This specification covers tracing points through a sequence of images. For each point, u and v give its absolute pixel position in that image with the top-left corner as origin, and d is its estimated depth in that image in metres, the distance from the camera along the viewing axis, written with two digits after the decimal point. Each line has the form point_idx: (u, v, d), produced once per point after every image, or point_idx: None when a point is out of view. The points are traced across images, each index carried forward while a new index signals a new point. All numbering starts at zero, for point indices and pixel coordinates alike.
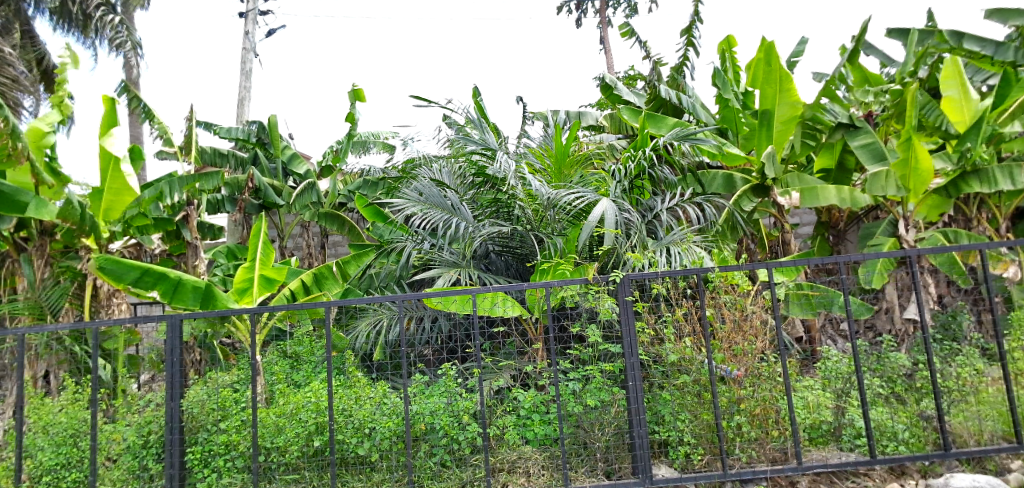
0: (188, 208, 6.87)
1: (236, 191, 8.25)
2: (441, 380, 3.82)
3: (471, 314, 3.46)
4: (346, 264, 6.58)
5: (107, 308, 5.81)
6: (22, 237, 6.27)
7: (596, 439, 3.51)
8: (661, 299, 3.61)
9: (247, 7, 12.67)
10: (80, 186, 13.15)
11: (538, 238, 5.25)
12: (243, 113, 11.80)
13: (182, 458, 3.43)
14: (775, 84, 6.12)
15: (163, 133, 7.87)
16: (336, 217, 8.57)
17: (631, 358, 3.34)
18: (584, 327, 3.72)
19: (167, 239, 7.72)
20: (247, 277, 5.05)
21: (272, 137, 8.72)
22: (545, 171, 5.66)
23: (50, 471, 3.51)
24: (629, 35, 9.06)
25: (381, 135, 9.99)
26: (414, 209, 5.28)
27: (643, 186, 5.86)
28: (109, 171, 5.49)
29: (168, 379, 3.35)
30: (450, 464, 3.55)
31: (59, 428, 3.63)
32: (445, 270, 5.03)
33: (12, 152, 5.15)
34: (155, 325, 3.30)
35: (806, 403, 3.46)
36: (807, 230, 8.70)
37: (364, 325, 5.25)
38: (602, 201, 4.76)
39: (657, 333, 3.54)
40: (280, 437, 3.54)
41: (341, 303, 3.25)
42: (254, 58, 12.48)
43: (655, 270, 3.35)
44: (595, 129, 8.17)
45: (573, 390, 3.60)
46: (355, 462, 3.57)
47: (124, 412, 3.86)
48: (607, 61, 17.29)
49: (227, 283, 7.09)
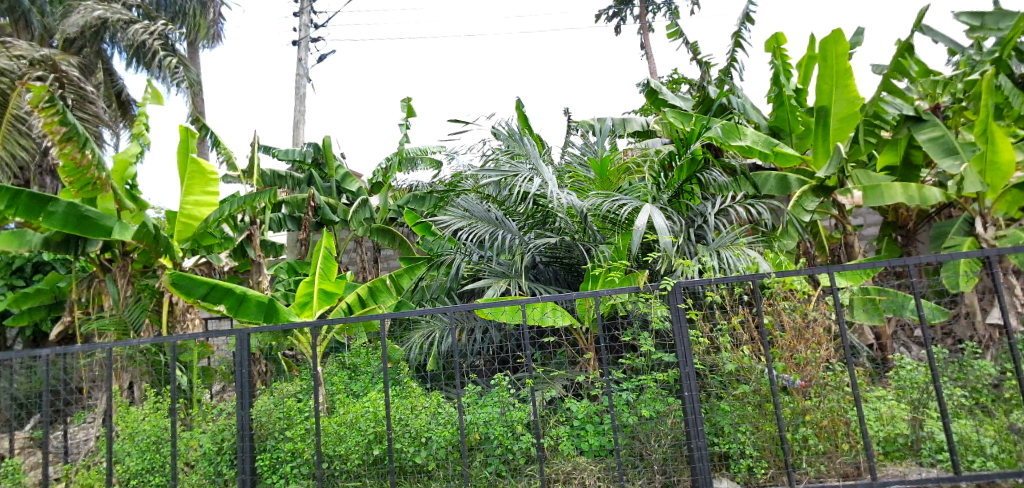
0: (252, 226, 7.11)
1: (296, 210, 8.82)
2: (494, 390, 3.86)
3: (521, 325, 3.52)
4: (399, 277, 6.76)
5: (183, 323, 6.23)
6: (107, 259, 6.60)
7: (654, 450, 3.46)
8: (716, 306, 3.55)
9: (300, 35, 13.33)
10: (155, 211, 13.97)
11: (586, 248, 5.24)
12: (299, 137, 12.37)
13: (253, 464, 3.64)
14: (830, 78, 6.00)
15: (228, 158, 8.37)
16: (388, 232, 8.84)
17: (687, 368, 3.24)
18: (636, 336, 3.68)
19: (234, 257, 8.11)
20: (308, 290, 5.31)
21: (327, 157, 9.14)
22: (591, 184, 5.68)
23: (137, 475, 3.82)
24: (676, 36, 8.95)
25: (428, 151, 10.16)
26: (461, 224, 5.38)
27: (693, 190, 5.71)
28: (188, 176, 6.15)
29: (239, 389, 3.54)
30: (505, 474, 3.61)
31: (144, 435, 3.93)
32: (495, 281, 5.09)
33: (99, 181, 5.74)
34: (226, 339, 3.47)
35: (880, 414, 3.33)
36: (873, 231, 8.32)
37: (417, 336, 5.29)
38: (646, 207, 4.79)
39: (712, 342, 3.52)
40: (342, 445, 3.70)
41: (394, 315, 3.37)
42: (308, 83, 13.09)
43: (707, 277, 3.23)
44: (643, 135, 7.89)
45: (627, 401, 3.57)
46: (414, 470, 3.72)
47: (200, 420, 4.13)
48: (650, 66, 17.07)
49: (288, 298, 7.40)
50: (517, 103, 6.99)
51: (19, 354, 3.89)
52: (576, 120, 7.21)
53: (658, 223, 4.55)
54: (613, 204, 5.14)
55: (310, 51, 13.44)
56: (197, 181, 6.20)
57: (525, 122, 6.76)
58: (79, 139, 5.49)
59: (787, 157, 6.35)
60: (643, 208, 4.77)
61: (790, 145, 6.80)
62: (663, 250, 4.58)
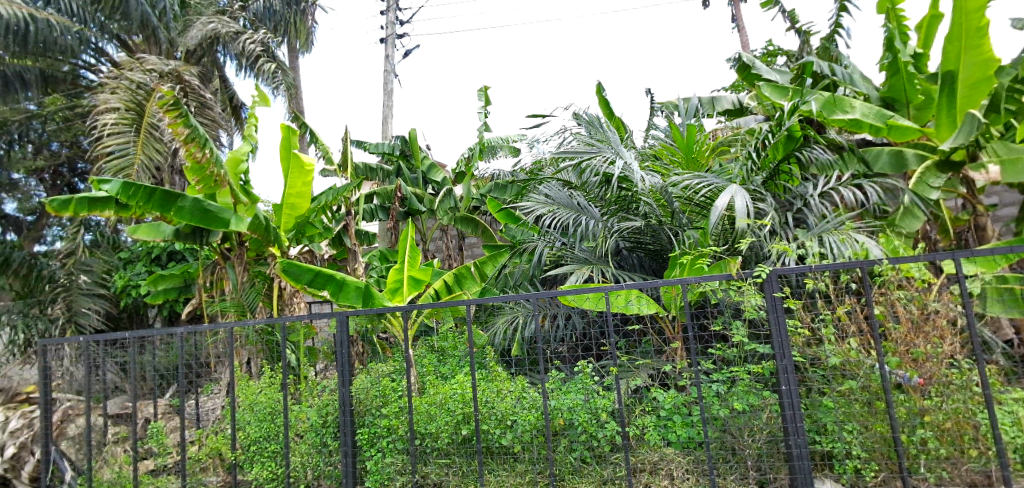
0: (347, 217, 7.54)
1: (387, 201, 9.29)
2: (577, 377, 3.87)
3: (606, 313, 3.51)
4: (482, 265, 6.78)
5: (290, 306, 6.71)
6: (227, 248, 7.28)
7: (747, 446, 3.32)
8: (818, 296, 3.30)
9: (387, 33, 13.86)
10: (265, 204, 15.24)
11: (673, 232, 5.09)
12: (388, 130, 12.93)
13: (353, 438, 3.97)
14: (960, 40, 5.37)
15: (325, 153, 8.93)
16: (471, 220, 9.09)
17: (783, 361, 3.08)
18: (727, 325, 3.53)
19: (333, 245, 8.68)
20: (398, 277, 5.53)
21: (413, 149, 9.49)
22: (676, 164, 5.51)
23: (257, 441, 4.34)
24: (771, 5, 8.36)
25: (510, 139, 10.25)
26: (543, 210, 5.43)
27: (789, 171, 5.47)
28: (292, 171, 6.49)
29: (339, 368, 3.87)
30: (590, 460, 3.67)
31: (261, 406, 4.41)
32: (578, 267, 5.03)
33: (217, 178, 6.35)
34: (327, 321, 3.79)
35: (1018, 419, 2.95)
36: (1010, 211, 7.39)
37: (501, 322, 5.45)
38: (731, 187, 4.53)
39: (814, 333, 3.29)
40: (432, 424, 3.91)
41: (478, 302, 3.52)
42: (395, 78, 13.62)
43: (806, 263, 3.05)
44: (734, 113, 7.42)
45: (717, 392, 3.46)
46: (500, 452, 3.86)
47: (308, 395, 4.41)
48: (742, 40, 16.07)
49: (381, 284, 7.81)
50: (597, 87, 6.86)
51: (159, 331, 4.46)
52: (660, 102, 6.96)
53: (742, 203, 4.29)
54: (694, 183, 4.93)
55: (396, 47, 13.95)
56: (298, 178, 6.52)
57: (606, 106, 6.63)
58: (200, 139, 6.08)
59: (905, 131, 5.74)
60: (726, 188, 4.54)
61: (907, 117, 6.20)
62: (745, 234, 4.47)
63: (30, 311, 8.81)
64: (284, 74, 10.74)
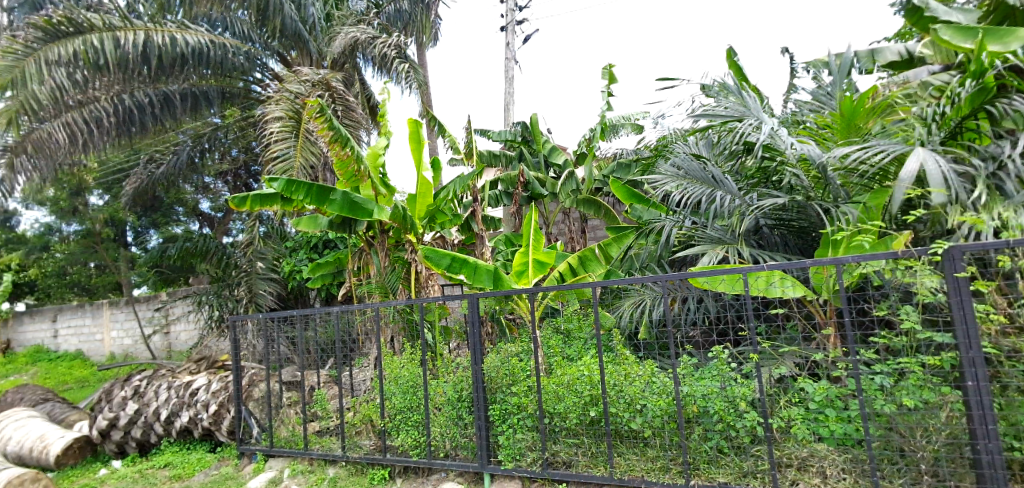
0: (475, 204, 7.82)
1: (510, 186, 9.46)
2: (713, 363, 3.62)
3: (744, 295, 3.41)
4: (607, 246, 6.61)
5: (426, 289, 7.23)
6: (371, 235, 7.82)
7: (921, 448, 2.93)
8: (1019, 275, 2.72)
9: (507, 20, 14.02)
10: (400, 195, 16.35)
11: (824, 207, 4.55)
12: (510, 117, 13.13)
13: (486, 413, 4.28)
14: None
15: (452, 144, 9.31)
16: (593, 202, 8.95)
17: (970, 352, 2.70)
18: (894, 310, 3.08)
19: (461, 231, 9.02)
20: (524, 260, 5.65)
21: (534, 134, 9.53)
22: (831, 132, 4.93)
23: (403, 410, 4.77)
24: None
25: (632, 117, 9.89)
26: (671, 186, 5.20)
27: (979, 127, 4.47)
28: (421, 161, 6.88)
29: (472, 343, 4.29)
30: (728, 451, 3.46)
31: (404, 379, 4.80)
32: (710, 247, 4.75)
33: (359, 173, 6.96)
34: (459, 302, 4.29)
35: None
36: None
37: (628, 304, 5.29)
38: (918, 152, 3.83)
39: (1013, 322, 2.75)
40: (560, 404, 3.96)
41: (604, 284, 3.82)
42: (516, 65, 13.76)
43: (1002, 239, 2.62)
44: (897, 67, 6.37)
45: (881, 386, 3.04)
46: (629, 436, 3.79)
47: (444, 370, 4.68)
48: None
49: (508, 267, 8.00)
50: (728, 53, 6.32)
51: (320, 310, 5.27)
52: (804, 62, 6.23)
53: (938, 170, 3.68)
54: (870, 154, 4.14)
55: (516, 33, 14.07)
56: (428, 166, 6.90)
57: (738, 71, 6.10)
58: (341, 139, 6.64)
59: None
60: (913, 152, 3.84)
61: None
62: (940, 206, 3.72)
63: (221, 293, 10.40)
64: (417, 72, 11.24)
